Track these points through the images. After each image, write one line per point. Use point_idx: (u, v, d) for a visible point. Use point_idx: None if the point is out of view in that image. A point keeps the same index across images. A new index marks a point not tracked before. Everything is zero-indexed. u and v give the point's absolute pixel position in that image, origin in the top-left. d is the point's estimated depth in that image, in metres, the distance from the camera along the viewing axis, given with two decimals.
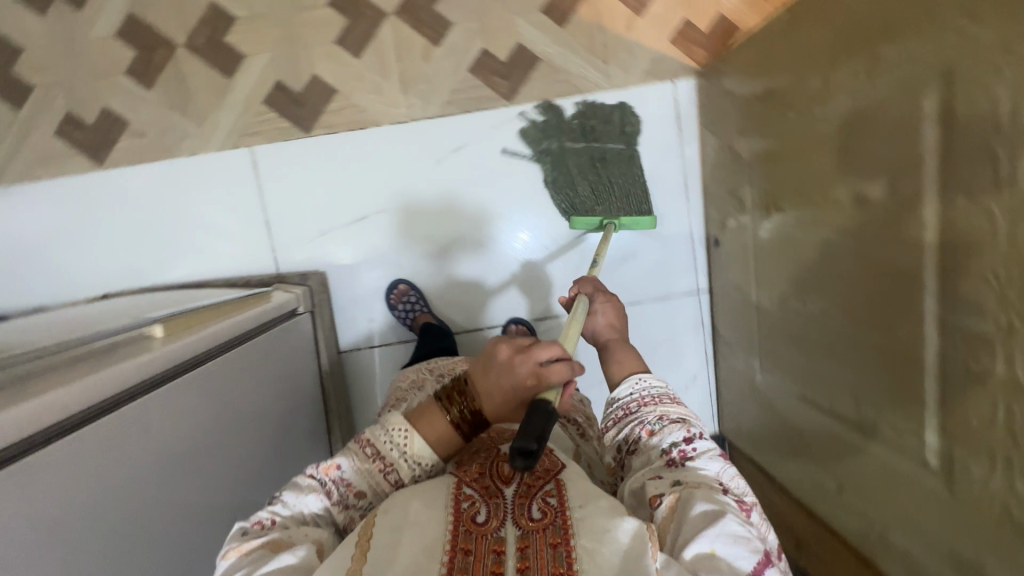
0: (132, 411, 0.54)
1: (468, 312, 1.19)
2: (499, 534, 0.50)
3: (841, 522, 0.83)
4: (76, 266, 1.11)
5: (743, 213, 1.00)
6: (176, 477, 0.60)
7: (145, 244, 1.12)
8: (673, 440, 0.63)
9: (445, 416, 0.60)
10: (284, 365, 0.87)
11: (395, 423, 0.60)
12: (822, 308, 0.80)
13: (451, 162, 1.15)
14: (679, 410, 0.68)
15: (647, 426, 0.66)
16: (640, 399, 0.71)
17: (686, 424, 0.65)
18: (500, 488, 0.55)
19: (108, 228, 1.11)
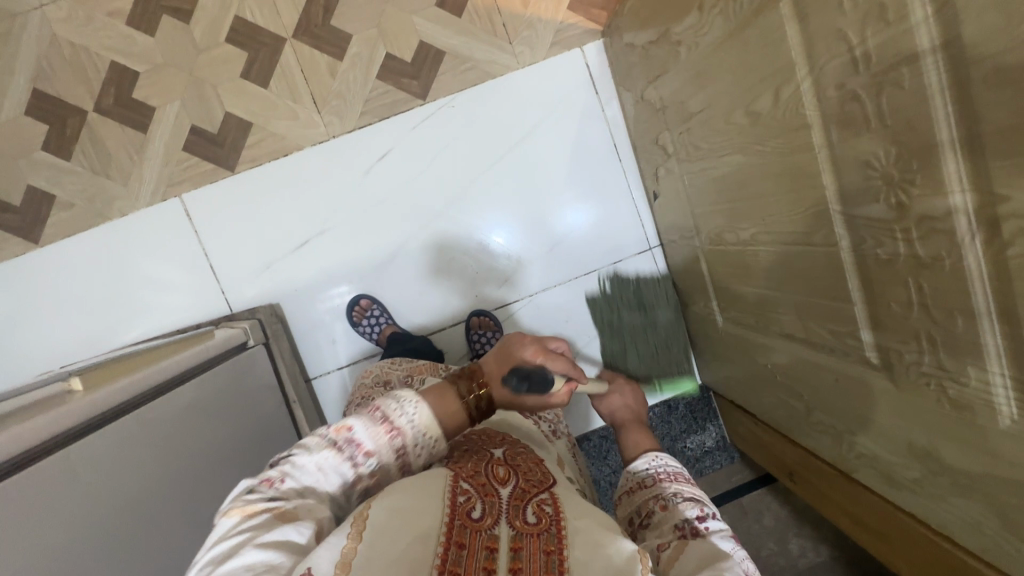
0: (61, 458, 0.54)
1: (428, 315, 1.19)
2: (493, 532, 0.49)
3: (815, 442, 0.83)
4: (31, 344, 1.11)
5: (670, 159, 1.00)
6: (130, 518, 0.60)
7: (96, 310, 1.12)
8: (689, 510, 0.60)
9: (459, 397, 0.60)
10: (236, 399, 0.87)
11: (408, 396, 0.59)
12: (750, 233, 0.80)
13: (379, 170, 1.14)
14: (697, 491, 0.65)
15: (662, 500, 0.62)
16: (657, 475, 0.67)
17: (702, 503, 0.61)
18: (496, 488, 0.54)
19: (56, 302, 1.11)
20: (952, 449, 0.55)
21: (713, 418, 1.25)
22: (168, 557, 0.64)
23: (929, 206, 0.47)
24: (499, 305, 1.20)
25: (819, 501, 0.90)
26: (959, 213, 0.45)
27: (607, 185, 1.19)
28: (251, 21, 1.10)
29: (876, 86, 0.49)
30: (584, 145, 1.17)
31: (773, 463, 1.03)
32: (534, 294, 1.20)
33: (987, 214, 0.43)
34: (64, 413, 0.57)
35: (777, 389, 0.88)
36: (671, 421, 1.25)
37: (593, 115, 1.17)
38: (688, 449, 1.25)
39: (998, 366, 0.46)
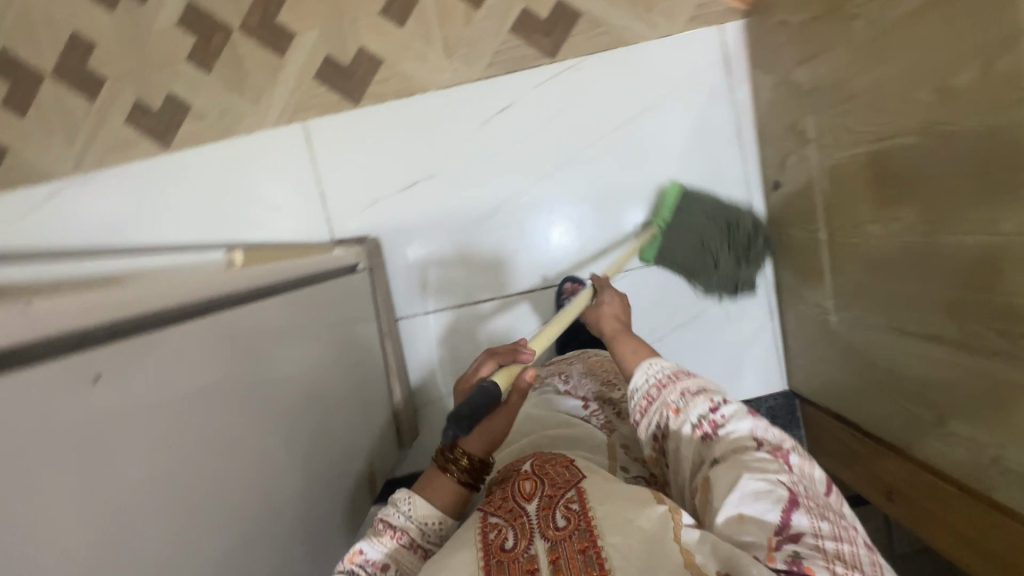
0: (226, 317, 0.56)
1: (521, 274, 1.18)
2: (530, 553, 0.53)
3: (940, 456, 0.77)
4: (157, 221, 1.17)
5: (807, 146, 0.96)
6: (265, 396, 0.61)
7: (222, 204, 1.17)
8: (699, 412, 0.65)
9: (449, 476, 0.69)
10: (342, 315, 0.88)
11: (399, 496, 0.68)
12: (905, 224, 0.75)
13: (497, 124, 1.15)
14: (696, 380, 0.70)
15: (672, 405, 0.68)
16: (657, 382, 0.72)
17: (707, 393, 0.66)
18: (523, 507, 0.57)
19: (190, 189, 1.17)
20: None
21: (796, 428, 1.18)
22: (288, 442, 0.66)
23: None
24: (594, 275, 1.18)
25: (920, 524, 0.85)
26: None
27: (722, 171, 1.15)
28: None
29: None
30: (706, 126, 1.14)
31: (865, 480, 0.98)
32: (628, 270, 1.18)
33: None
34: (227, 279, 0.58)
35: (899, 396, 0.82)
36: None
37: (720, 97, 1.14)
38: None
39: None
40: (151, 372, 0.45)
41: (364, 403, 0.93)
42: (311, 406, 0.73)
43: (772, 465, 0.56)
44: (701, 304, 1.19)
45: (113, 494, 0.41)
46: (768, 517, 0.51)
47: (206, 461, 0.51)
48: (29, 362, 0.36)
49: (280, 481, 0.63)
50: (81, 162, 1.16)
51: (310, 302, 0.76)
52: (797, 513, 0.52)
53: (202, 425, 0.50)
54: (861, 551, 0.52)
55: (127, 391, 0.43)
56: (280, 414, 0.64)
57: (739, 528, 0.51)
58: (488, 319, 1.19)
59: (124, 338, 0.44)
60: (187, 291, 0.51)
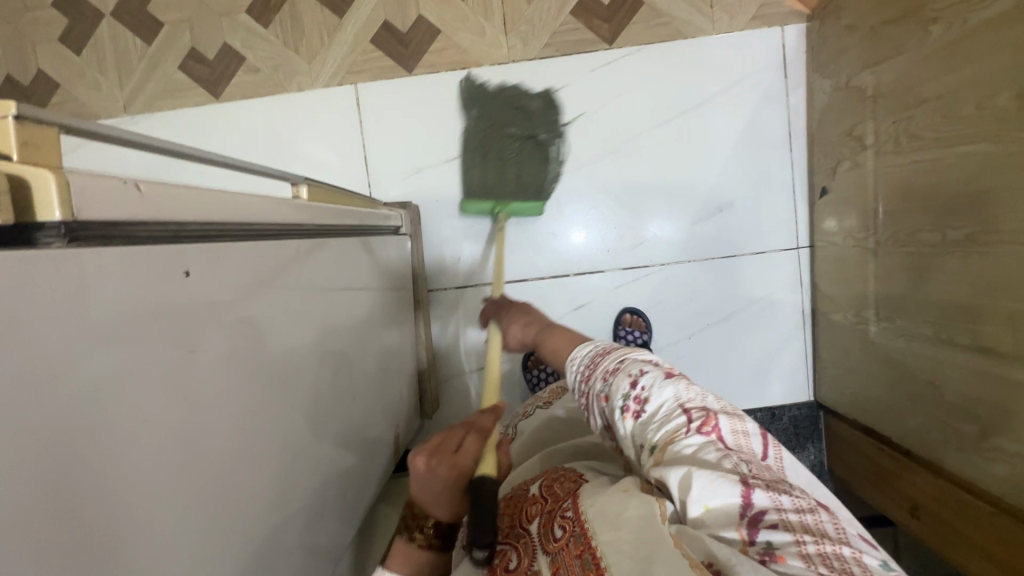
0: (287, 245, 0.56)
1: (555, 257, 1.17)
2: (531, 569, 0.56)
3: (977, 473, 0.75)
4: (210, 131, 1.17)
5: (863, 152, 0.95)
6: (315, 331, 0.61)
7: (277, 132, 1.17)
8: (622, 396, 0.62)
9: (413, 544, 0.67)
10: (383, 274, 0.88)
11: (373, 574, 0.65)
12: (966, 234, 0.74)
13: (547, 105, 1.14)
14: (612, 358, 0.67)
15: (600, 393, 0.65)
16: (584, 375, 0.70)
17: (625, 370, 0.64)
18: (528, 529, 0.61)
19: (250, 111, 1.17)
20: None
21: (816, 440, 1.18)
22: (330, 386, 0.65)
23: None
24: (628, 265, 1.17)
25: (948, 543, 0.83)
26: None
27: (768, 173, 1.14)
28: None
29: None
30: (757, 126, 1.14)
31: (890, 496, 0.96)
32: (663, 264, 1.17)
33: None
34: (291, 207, 0.58)
35: (939, 409, 0.81)
36: (771, 431, 1.18)
37: (774, 99, 1.13)
38: None
39: None
40: (222, 278, 0.45)
41: (393, 367, 0.92)
42: (352, 357, 0.73)
43: (709, 445, 0.54)
44: (734, 306, 1.17)
45: (185, 392, 0.40)
46: (731, 504, 0.49)
47: (261, 384, 0.50)
48: (124, 241, 0.36)
49: (321, 424, 0.62)
50: (131, 104, 1.17)
51: (359, 253, 0.76)
52: (755, 492, 0.49)
53: (261, 346, 0.50)
54: (820, 507, 0.50)
55: (206, 293, 0.43)
56: (326, 355, 0.64)
57: (712, 521, 0.49)
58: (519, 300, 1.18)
59: (206, 239, 0.44)
60: (256, 208, 0.51)
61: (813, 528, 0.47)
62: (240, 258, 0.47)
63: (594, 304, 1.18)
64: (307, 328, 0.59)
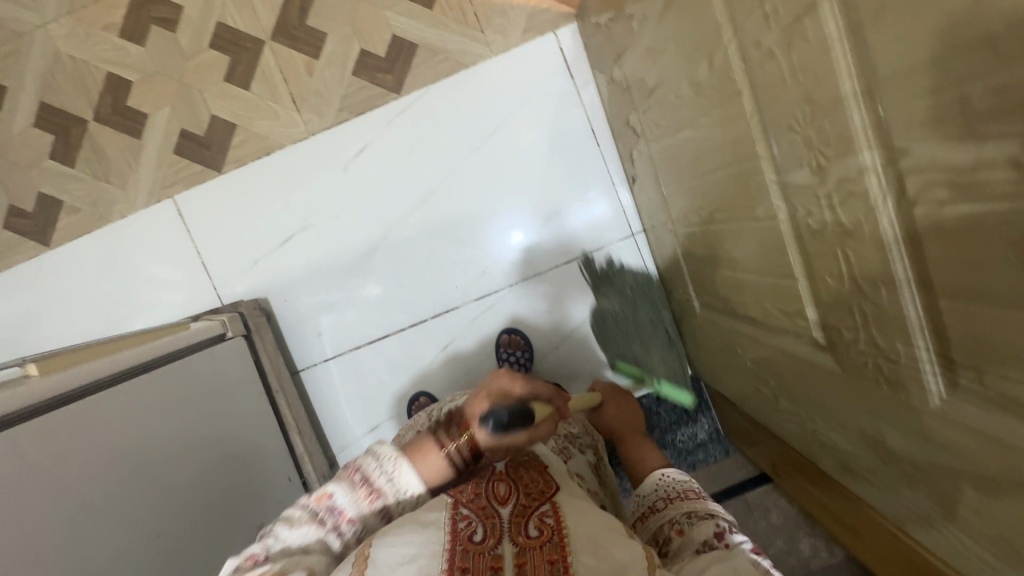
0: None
1: (409, 307, 1.19)
2: (496, 552, 0.53)
3: (785, 431, 0.77)
4: (47, 331, 1.19)
5: (639, 139, 0.97)
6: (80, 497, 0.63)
7: (109, 302, 1.19)
8: (706, 535, 0.59)
9: (440, 450, 0.63)
10: (209, 386, 0.91)
11: (386, 452, 0.62)
12: (709, 213, 0.76)
13: (358, 166, 1.16)
14: (704, 500, 0.65)
15: (678, 523, 0.63)
16: (665, 496, 0.69)
17: (717, 516, 0.61)
18: (497, 509, 0.57)
19: (73, 296, 1.19)
20: (893, 434, 0.50)
21: (706, 410, 1.20)
22: (138, 526, 0.69)
23: (843, 167, 0.43)
24: (481, 295, 1.19)
25: (800, 496, 0.85)
26: (869, 173, 0.41)
27: (584, 171, 1.16)
28: (233, 26, 1.15)
29: (786, 40, 0.45)
30: (560, 131, 1.15)
31: (760, 456, 0.99)
32: (512, 284, 1.19)
33: (892, 170, 0.39)
34: (33, 386, 0.63)
35: (749, 375, 0.83)
36: (660, 413, 1.20)
37: (568, 100, 1.15)
38: (679, 440, 1.20)
39: (923, 338, 0.42)
40: None
41: (251, 467, 0.95)
42: (180, 484, 0.77)
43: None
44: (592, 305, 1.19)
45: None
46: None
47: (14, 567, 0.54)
48: None
49: (132, 563, 0.67)
50: None
51: (162, 385, 0.80)
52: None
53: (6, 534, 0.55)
54: None
55: None
56: (127, 499, 0.68)
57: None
58: (388, 357, 1.21)
59: None
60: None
61: None
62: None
63: (459, 341, 1.20)
64: (83, 488, 0.64)
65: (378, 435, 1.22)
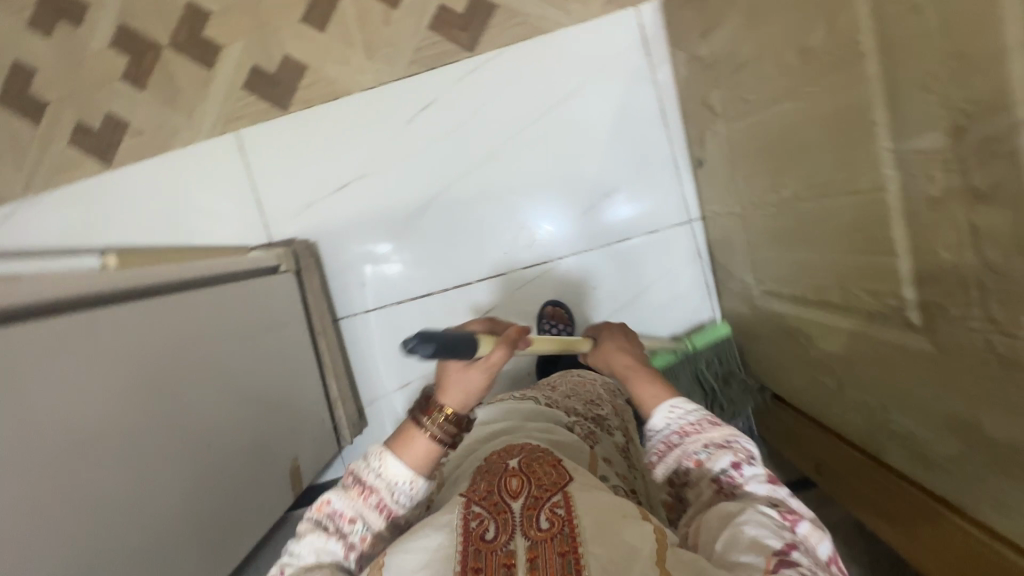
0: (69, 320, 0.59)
1: (455, 267, 1.19)
2: (509, 548, 0.49)
3: (845, 424, 0.75)
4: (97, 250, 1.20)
5: (716, 120, 0.95)
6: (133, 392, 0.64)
7: (160, 228, 1.20)
8: (722, 466, 0.59)
9: (423, 433, 0.60)
10: (256, 313, 0.91)
11: (371, 452, 0.60)
12: (793, 192, 0.73)
13: (422, 121, 1.16)
14: (722, 432, 0.62)
15: (695, 456, 0.61)
16: (680, 429, 0.64)
17: (734, 449, 0.60)
18: (508, 503, 0.53)
19: (126, 218, 1.20)
20: (993, 418, 0.48)
21: None
22: (183, 435, 0.70)
23: (989, 125, 0.42)
24: (528, 265, 1.18)
25: (845, 496, 0.83)
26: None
27: (648, 151, 1.15)
28: None
29: None
30: (629, 107, 1.14)
31: (801, 454, 0.97)
32: (561, 257, 1.18)
33: None
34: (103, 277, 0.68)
35: (809, 365, 0.81)
36: None
37: (641, 78, 1.13)
38: None
39: None
40: None
41: (285, 400, 0.95)
42: (222, 402, 0.78)
43: (781, 523, 0.51)
44: (639, 289, 1.17)
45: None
46: (767, 542, 0.48)
47: (72, 450, 0.56)
48: None
49: (175, 470, 0.68)
50: (30, 184, 1.20)
51: (211, 306, 0.81)
52: (796, 552, 0.48)
53: (66, 419, 0.56)
54: None
55: None
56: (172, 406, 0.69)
57: (730, 545, 0.48)
58: (428, 316, 1.20)
59: None
60: (34, 292, 0.58)
61: None
62: (21, 351, 0.53)
63: (500, 308, 1.19)
64: (137, 389, 0.65)
65: (408, 392, 1.22)
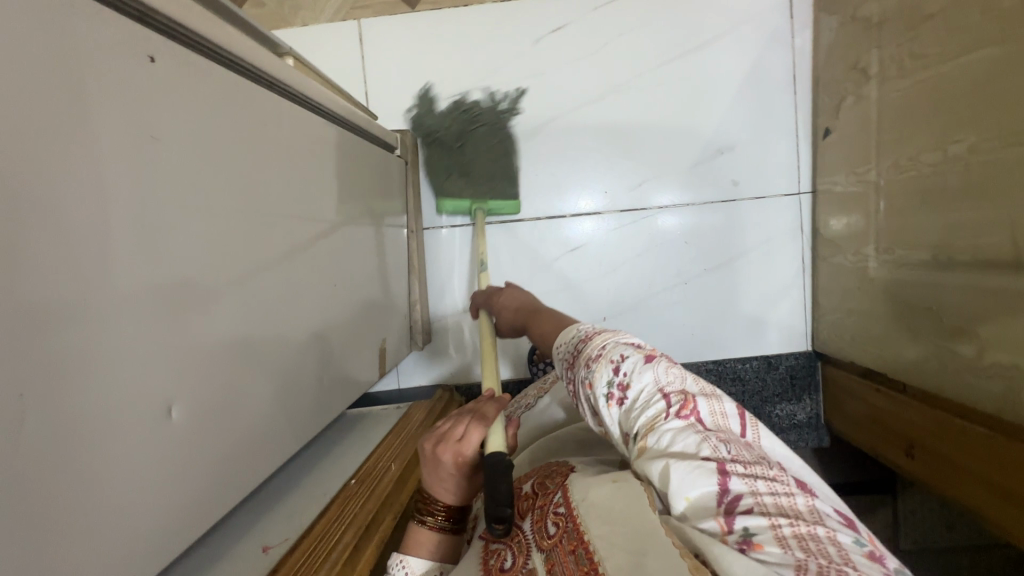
0: (252, 103, 0.56)
1: (551, 198, 1.16)
2: (528, 567, 0.48)
3: (977, 395, 0.72)
4: None
5: (866, 83, 0.93)
6: (280, 205, 0.60)
7: None
8: (605, 382, 0.56)
9: (429, 528, 0.59)
10: (369, 184, 0.88)
11: (390, 560, 0.59)
12: (969, 145, 0.71)
13: (549, 43, 1.14)
14: (594, 341, 0.61)
15: (584, 381, 0.58)
16: (568, 361, 0.64)
17: (606, 354, 0.58)
18: (520, 526, 0.54)
19: None
20: None
21: (813, 392, 1.16)
22: (308, 271, 0.67)
23: None
24: (625, 208, 1.15)
25: (943, 479, 0.80)
26: None
27: (772, 115, 1.12)
28: None
29: None
30: (762, 67, 1.12)
31: (886, 438, 0.94)
32: (663, 207, 1.15)
33: None
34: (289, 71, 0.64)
35: (937, 334, 0.78)
36: (767, 380, 1.16)
37: (780, 40, 1.11)
38: (777, 415, 1.17)
39: None
40: (182, 98, 0.46)
41: (377, 281, 0.92)
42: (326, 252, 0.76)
43: (689, 433, 0.48)
44: (733, 253, 1.15)
45: (148, 203, 0.42)
46: (707, 495, 0.44)
47: (240, 235, 0.53)
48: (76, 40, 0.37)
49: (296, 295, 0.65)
50: None
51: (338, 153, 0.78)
52: (730, 478, 0.44)
53: (242, 202, 0.53)
54: (800, 490, 0.44)
55: (166, 117, 0.44)
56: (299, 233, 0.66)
57: (694, 514, 0.45)
58: (514, 242, 1.17)
59: (171, 66, 0.45)
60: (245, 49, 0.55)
61: (791, 512, 0.42)
62: (224, 115, 0.51)
63: (587, 248, 1.17)
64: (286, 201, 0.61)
65: None
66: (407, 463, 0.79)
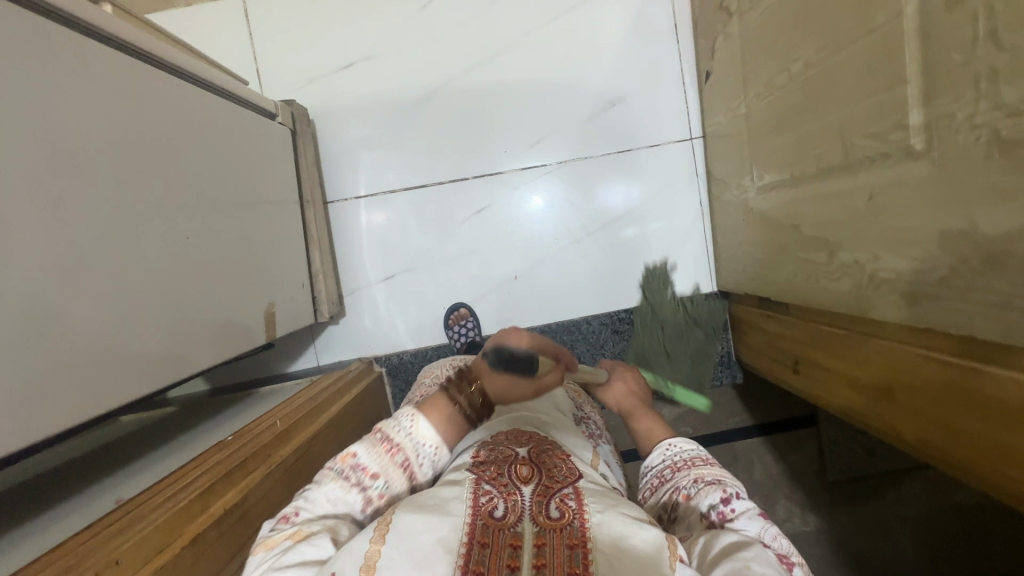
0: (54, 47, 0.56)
1: (452, 162, 1.17)
2: (516, 529, 0.46)
3: (833, 295, 0.76)
4: None
5: (729, 20, 0.96)
6: None
7: None
8: (710, 503, 0.57)
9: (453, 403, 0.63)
10: (233, 146, 0.88)
11: (404, 412, 0.62)
12: (804, 60, 0.74)
13: (436, 8, 1.15)
14: (715, 471, 0.61)
15: (683, 491, 0.60)
16: (673, 466, 0.64)
17: (723, 484, 0.59)
18: (518, 486, 0.51)
19: None
20: (990, 213, 0.49)
21: (722, 331, 1.19)
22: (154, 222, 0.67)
23: None
24: (525, 165, 1.17)
25: (823, 389, 0.83)
26: None
27: (658, 64, 1.15)
28: None
29: None
30: (645, 18, 1.15)
31: (780, 361, 0.97)
32: (562, 162, 1.17)
33: None
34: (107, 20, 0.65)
35: (801, 247, 0.82)
36: None
37: None
38: None
39: None
40: None
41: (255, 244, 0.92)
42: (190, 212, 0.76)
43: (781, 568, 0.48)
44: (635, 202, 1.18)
45: None
46: None
47: None
48: None
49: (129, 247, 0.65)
50: None
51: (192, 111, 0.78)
52: None
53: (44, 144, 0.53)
54: None
55: None
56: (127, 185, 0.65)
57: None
58: (420, 207, 1.18)
59: None
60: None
61: None
62: None
63: (493, 207, 1.18)
64: None
65: (391, 285, 1.19)
66: (292, 420, 0.79)
